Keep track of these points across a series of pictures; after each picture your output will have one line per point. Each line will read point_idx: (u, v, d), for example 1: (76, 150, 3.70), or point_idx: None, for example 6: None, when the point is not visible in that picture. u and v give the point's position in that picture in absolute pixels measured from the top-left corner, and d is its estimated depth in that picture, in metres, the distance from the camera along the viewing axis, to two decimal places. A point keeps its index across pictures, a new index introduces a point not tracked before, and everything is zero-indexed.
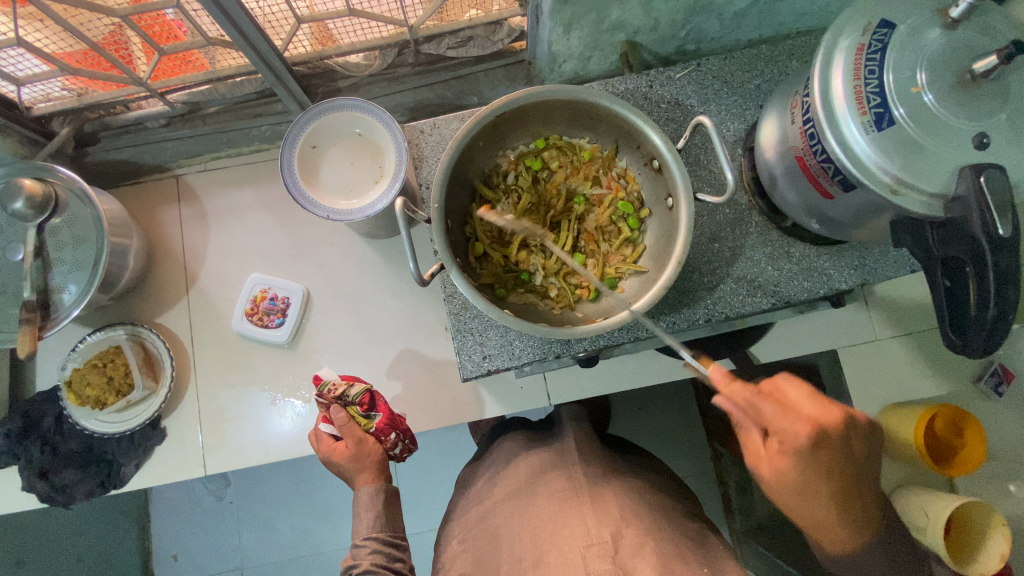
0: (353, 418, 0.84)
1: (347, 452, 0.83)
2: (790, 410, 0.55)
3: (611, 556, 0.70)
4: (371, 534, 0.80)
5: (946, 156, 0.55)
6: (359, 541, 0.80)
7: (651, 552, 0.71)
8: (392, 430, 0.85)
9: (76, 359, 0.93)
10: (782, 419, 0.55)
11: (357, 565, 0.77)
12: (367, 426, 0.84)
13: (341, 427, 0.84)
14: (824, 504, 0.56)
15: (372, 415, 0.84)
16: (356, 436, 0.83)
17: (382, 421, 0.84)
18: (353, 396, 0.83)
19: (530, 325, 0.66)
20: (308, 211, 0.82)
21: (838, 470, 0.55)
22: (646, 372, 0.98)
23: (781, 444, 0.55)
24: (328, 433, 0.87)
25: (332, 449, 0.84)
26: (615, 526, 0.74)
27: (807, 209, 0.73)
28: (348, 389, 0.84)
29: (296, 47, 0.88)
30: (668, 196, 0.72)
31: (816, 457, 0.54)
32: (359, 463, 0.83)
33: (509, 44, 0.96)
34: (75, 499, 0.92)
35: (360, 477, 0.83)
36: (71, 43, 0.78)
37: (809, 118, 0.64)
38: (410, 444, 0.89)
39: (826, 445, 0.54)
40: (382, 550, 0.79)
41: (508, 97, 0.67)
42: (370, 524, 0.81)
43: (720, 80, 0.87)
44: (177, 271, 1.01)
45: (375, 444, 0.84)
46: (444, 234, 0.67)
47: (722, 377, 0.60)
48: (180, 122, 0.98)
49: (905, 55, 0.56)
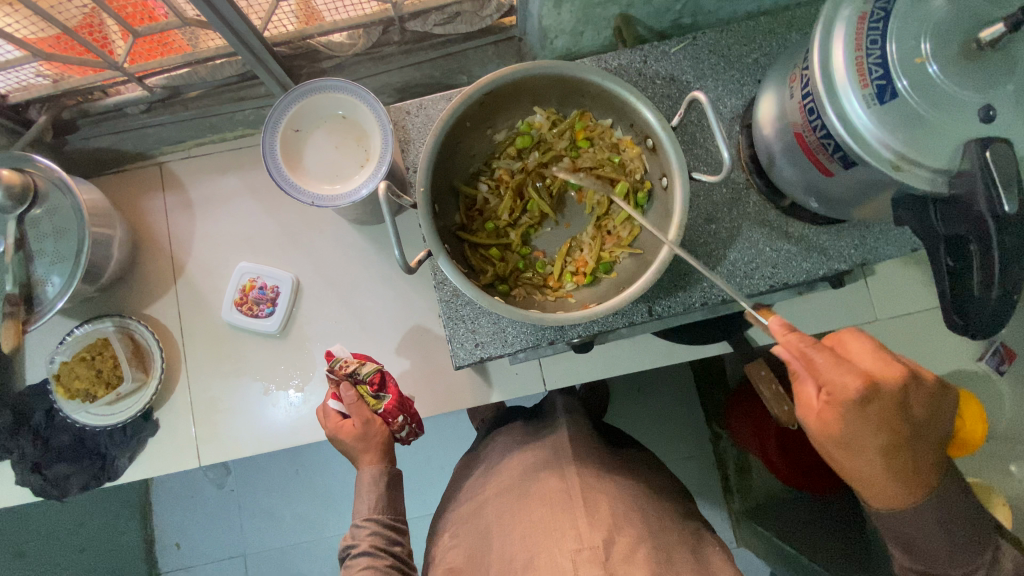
0: (363, 397, 0.84)
1: (354, 431, 0.83)
2: (846, 366, 0.53)
3: (601, 562, 0.68)
4: (371, 514, 0.81)
5: (950, 130, 0.53)
6: (359, 521, 0.80)
7: (643, 558, 0.70)
8: (399, 413, 0.85)
9: (63, 352, 0.92)
10: (833, 370, 0.53)
11: (355, 545, 0.78)
12: (376, 407, 0.84)
13: (349, 405, 0.84)
14: (864, 460, 0.55)
15: (381, 396, 0.84)
16: (363, 416, 0.83)
17: (390, 403, 0.84)
18: (364, 374, 0.83)
19: (520, 312, 0.64)
20: (292, 197, 0.80)
21: (886, 426, 0.53)
22: (642, 357, 0.96)
23: (831, 397, 0.54)
24: (336, 410, 0.86)
25: (339, 426, 0.84)
26: (608, 531, 0.73)
27: (806, 187, 0.71)
28: (360, 366, 0.83)
29: (277, 26, 0.85)
30: (662, 175, 0.70)
31: (865, 414, 0.53)
32: (366, 444, 0.83)
33: (498, 20, 0.93)
34: (70, 492, 0.92)
35: (365, 457, 0.83)
36: (44, 28, 0.76)
37: (809, 93, 0.61)
38: (416, 428, 0.89)
39: (876, 398, 0.52)
40: (382, 532, 0.80)
41: (494, 74, 0.65)
42: (372, 505, 0.81)
43: (716, 54, 0.83)
44: (163, 260, 0.99)
45: (381, 426, 0.84)
46: (431, 219, 0.65)
47: (779, 326, 0.56)
48: (160, 107, 0.95)
49: (909, 25, 0.54)
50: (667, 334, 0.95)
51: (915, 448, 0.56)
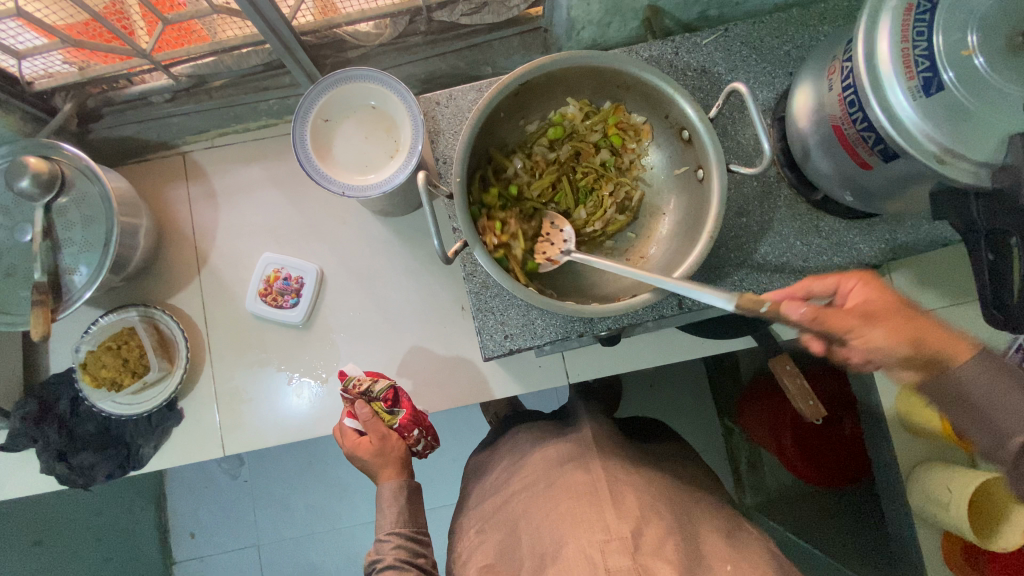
0: (378, 414, 0.86)
1: (371, 447, 0.84)
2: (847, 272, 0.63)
3: (631, 552, 0.68)
4: (394, 530, 0.80)
5: (996, 123, 0.52)
6: (383, 536, 0.79)
7: (671, 550, 0.69)
8: (414, 427, 0.88)
9: (88, 341, 0.91)
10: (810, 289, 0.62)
11: (380, 560, 0.77)
12: (391, 422, 0.86)
13: (365, 422, 0.85)
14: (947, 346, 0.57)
15: (396, 411, 0.87)
16: (380, 432, 0.85)
17: (405, 418, 0.87)
18: (376, 392, 0.85)
19: (556, 303, 0.64)
20: (322, 186, 0.80)
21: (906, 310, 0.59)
22: (666, 351, 0.96)
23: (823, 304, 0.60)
24: (353, 427, 0.87)
25: (357, 444, 0.85)
26: (636, 522, 0.72)
27: (842, 180, 0.70)
28: (373, 385, 0.86)
29: (303, 15, 0.85)
30: (698, 167, 0.69)
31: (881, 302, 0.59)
32: (383, 459, 0.84)
33: (525, 10, 0.92)
34: (95, 480, 0.92)
35: (383, 472, 0.83)
36: (71, 14, 0.76)
37: (851, 84, 0.61)
38: (431, 441, 0.93)
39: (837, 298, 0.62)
40: (405, 546, 0.78)
41: (531, 64, 0.64)
42: (394, 520, 0.81)
43: (748, 46, 0.83)
44: (187, 249, 0.99)
45: (398, 440, 0.86)
46: (466, 209, 0.65)
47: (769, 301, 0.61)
48: (185, 96, 0.95)
49: (955, 17, 0.53)
50: (692, 329, 0.95)
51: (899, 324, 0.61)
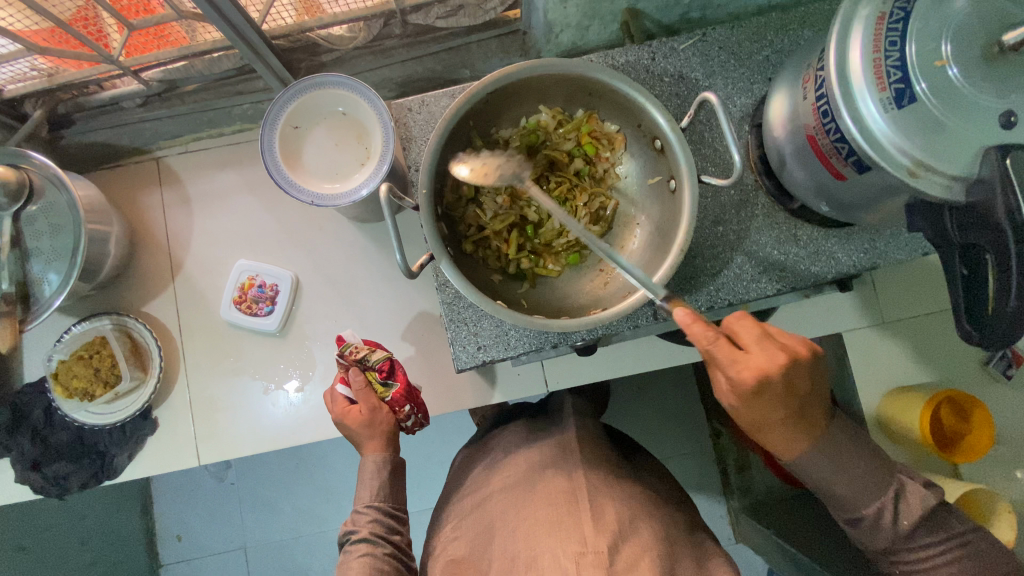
0: (371, 384, 0.83)
1: (361, 418, 0.82)
2: (741, 355, 0.54)
3: (605, 565, 0.67)
4: (373, 502, 0.80)
5: (969, 135, 0.51)
6: (360, 507, 0.80)
7: (645, 568, 0.69)
8: (406, 402, 0.84)
9: (60, 350, 0.90)
10: (727, 363, 0.54)
11: (355, 531, 0.78)
12: (383, 394, 0.84)
13: (357, 390, 0.82)
14: (800, 438, 0.63)
15: (390, 384, 0.84)
16: (371, 403, 0.82)
17: (398, 391, 0.84)
18: (373, 361, 0.83)
19: (523, 318, 0.63)
20: (291, 196, 0.78)
21: (783, 404, 0.57)
22: (645, 358, 0.95)
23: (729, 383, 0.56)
24: (343, 395, 0.85)
25: (345, 411, 0.83)
26: (613, 537, 0.72)
27: (817, 190, 0.69)
28: (369, 353, 0.83)
29: (275, 19, 0.83)
30: (670, 178, 0.68)
31: (761, 398, 0.56)
32: (371, 431, 0.82)
33: (502, 13, 0.90)
34: (69, 490, 0.91)
35: (369, 444, 0.82)
36: (37, 21, 0.74)
37: (823, 94, 0.59)
38: (422, 419, 0.88)
39: (769, 387, 0.55)
40: (381, 519, 0.79)
41: (499, 72, 0.63)
42: (374, 491, 0.81)
43: (726, 50, 0.81)
44: (162, 257, 0.98)
45: (388, 414, 0.83)
46: (434, 222, 0.64)
47: (684, 316, 0.54)
48: (157, 101, 0.93)
49: (929, 26, 0.52)
50: (670, 337, 0.93)
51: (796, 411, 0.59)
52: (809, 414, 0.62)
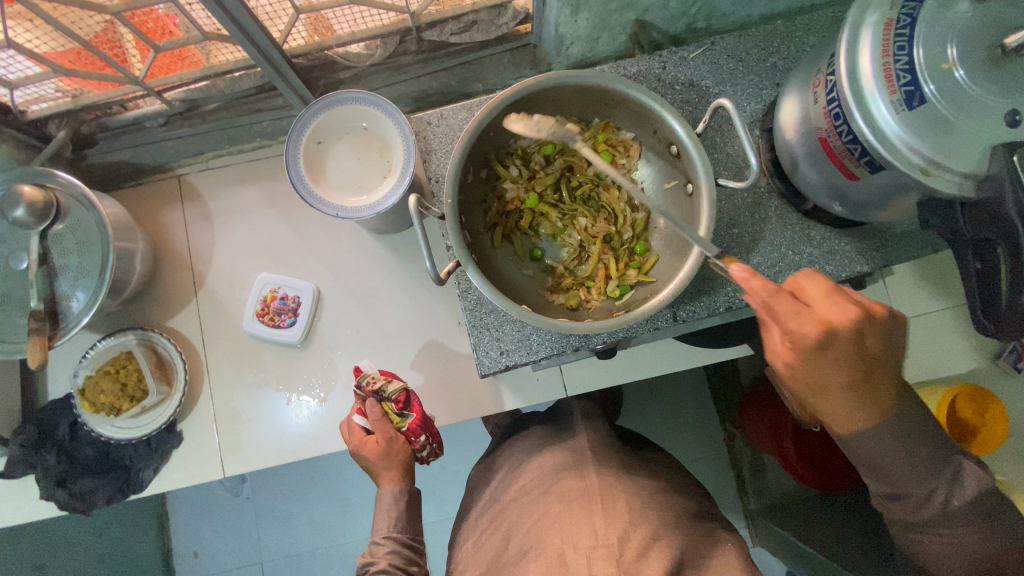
0: (387, 414, 0.86)
1: (378, 448, 0.83)
2: (804, 309, 0.50)
3: (615, 559, 0.68)
4: (391, 533, 0.81)
5: (977, 134, 0.52)
6: (379, 539, 0.80)
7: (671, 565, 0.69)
8: (421, 432, 0.86)
9: (86, 366, 0.92)
10: (792, 317, 0.50)
11: (374, 563, 0.78)
12: (400, 424, 0.86)
13: (375, 421, 0.85)
14: (866, 415, 0.56)
15: (406, 414, 0.86)
16: (387, 433, 0.85)
17: (413, 422, 0.85)
18: (389, 393, 0.85)
19: (548, 320, 0.64)
20: (316, 209, 0.80)
21: (850, 369, 0.51)
22: (662, 362, 0.97)
23: (791, 343, 0.51)
24: (360, 426, 0.87)
25: (362, 442, 0.84)
26: (622, 528, 0.73)
27: (830, 190, 0.71)
28: (386, 385, 0.85)
29: (294, 39, 0.85)
30: (688, 182, 0.70)
31: (826, 357, 0.50)
32: (388, 461, 0.83)
33: (514, 28, 0.93)
34: (95, 505, 0.92)
35: (385, 474, 0.83)
36: (63, 43, 0.76)
37: (835, 97, 0.61)
38: (436, 448, 0.90)
39: (835, 342, 0.50)
40: (398, 550, 0.79)
41: (519, 85, 0.65)
42: (391, 523, 0.81)
43: (735, 58, 0.84)
44: (184, 272, 0.99)
45: (404, 444, 0.85)
46: (459, 229, 0.65)
47: (741, 271, 0.52)
48: (178, 120, 0.96)
49: (934, 31, 0.54)
50: (688, 339, 0.95)
51: (869, 382, 0.54)
52: (880, 388, 0.55)
